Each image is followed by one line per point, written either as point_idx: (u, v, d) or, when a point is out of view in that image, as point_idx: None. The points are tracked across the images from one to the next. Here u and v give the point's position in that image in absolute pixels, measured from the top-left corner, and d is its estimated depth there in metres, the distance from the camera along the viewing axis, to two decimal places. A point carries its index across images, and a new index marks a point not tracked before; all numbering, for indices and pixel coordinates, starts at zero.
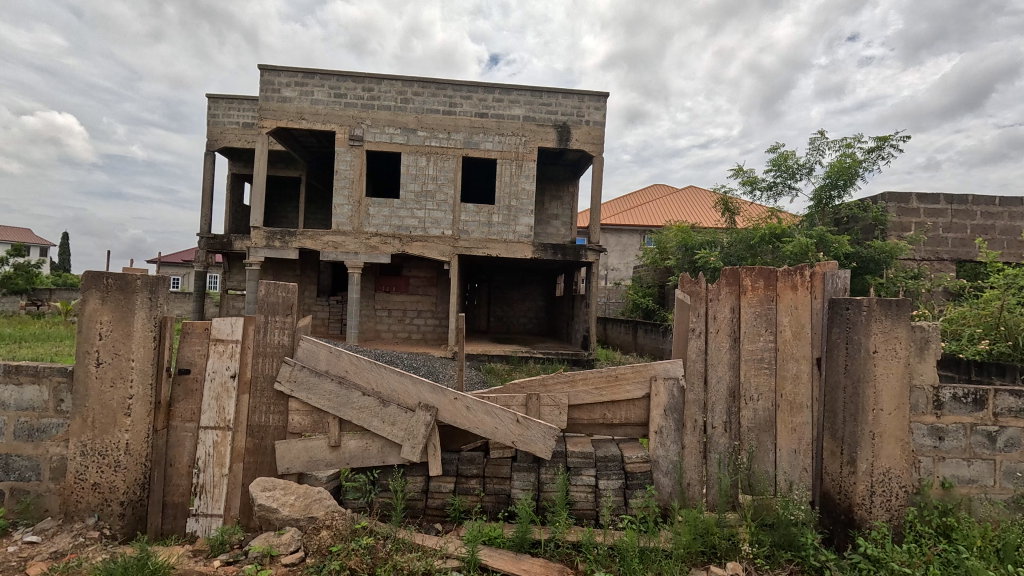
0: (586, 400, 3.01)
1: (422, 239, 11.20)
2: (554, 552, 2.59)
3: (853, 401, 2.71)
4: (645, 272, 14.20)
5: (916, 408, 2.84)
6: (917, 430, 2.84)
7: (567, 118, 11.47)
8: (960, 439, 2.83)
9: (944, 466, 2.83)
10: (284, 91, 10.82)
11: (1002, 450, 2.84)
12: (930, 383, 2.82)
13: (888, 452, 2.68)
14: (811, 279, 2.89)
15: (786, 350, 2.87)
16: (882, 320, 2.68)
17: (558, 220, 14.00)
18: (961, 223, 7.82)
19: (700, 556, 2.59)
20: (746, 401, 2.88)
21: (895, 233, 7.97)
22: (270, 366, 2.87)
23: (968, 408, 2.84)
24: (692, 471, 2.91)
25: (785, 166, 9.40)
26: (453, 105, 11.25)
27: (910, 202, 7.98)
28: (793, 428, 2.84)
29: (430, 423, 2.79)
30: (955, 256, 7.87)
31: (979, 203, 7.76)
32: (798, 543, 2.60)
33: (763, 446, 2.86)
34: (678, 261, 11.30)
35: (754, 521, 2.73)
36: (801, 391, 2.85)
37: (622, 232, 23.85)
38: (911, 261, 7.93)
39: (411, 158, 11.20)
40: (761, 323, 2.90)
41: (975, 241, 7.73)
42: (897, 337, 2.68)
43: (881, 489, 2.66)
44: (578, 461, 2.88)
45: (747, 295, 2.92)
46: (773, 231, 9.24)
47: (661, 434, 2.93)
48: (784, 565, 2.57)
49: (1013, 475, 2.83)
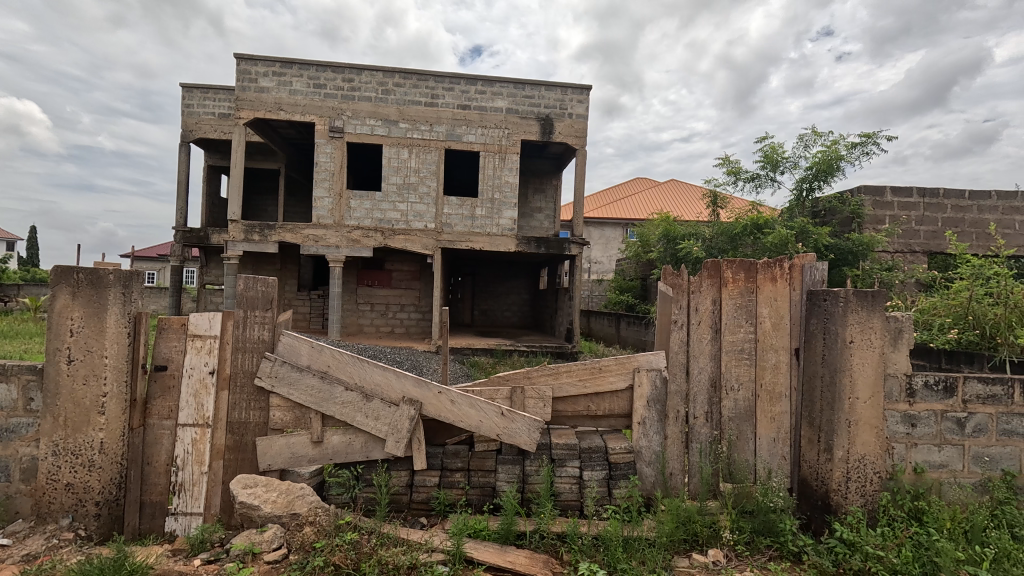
0: (570, 392, 3.03)
1: (405, 232, 11.10)
2: (538, 543, 2.61)
3: (830, 389, 2.78)
4: (628, 265, 14.34)
5: (890, 397, 2.89)
6: (891, 418, 2.90)
7: (550, 111, 11.44)
8: (931, 425, 2.90)
9: (916, 451, 2.89)
10: (262, 81, 10.57)
11: (971, 435, 2.91)
12: (903, 372, 2.88)
13: (864, 439, 2.76)
14: (790, 271, 2.95)
15: (766, 341, 2.93)
16: (859, 311, 2.74)
17: (541, 213, 14.01)
18: (932, 216, 8.03)
19: (683, 544, 2.64)
20: (727, 391, 2.93)
21: (871, 225, 8.10)
22: (250, 362, 2.82)
23: (939, 395, 2.91)
24: (674, 461, 2.95)
25: (771, 157, 9.51)
26: (435, 96, 11.12)
27: (885, 195, 8.12)
28: (772, 417, 2.91)
29: (414, 418, 2.78)
30: (926, 248, 8.07)
31: (949, 196, 7.97)
32: (777, 529, 2.68)
33: (744, 435, 2.92)
34: (661, 252, 11.37)
35: (735, 509, 2.79)
36: (780, 381, 2.92)
37: (606, 225, 23.99)
38: (886, 253, 8.05)
39: (393, 150, 11.06)
40: (741, 314, 2.95)
41: (944, 234, 7.96)
42: (872, 326, 2.76)
43: (856, 476, 2.74)
44: (562, 452, 2.89)
45: (728, 286, 2.96)
46: (755, 223, 9.36)
47: (644, 425, 2.96)
48: (764, 551, 2.64)
49: (981, 459, 2.91)
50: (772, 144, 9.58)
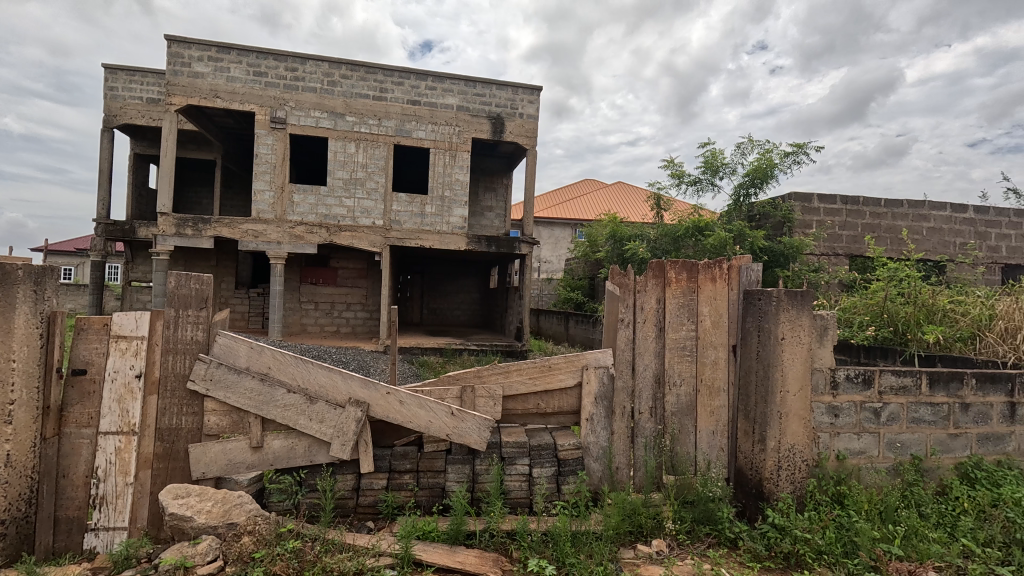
0: (520, 390, 3.05)
1: (351, 228, 10.78)
2: (488, 542, 2.61)
3: (764, 383, 2.95)
4: (577, 264, 14.59)
5: (816, 389, 3.09)
6: (818, 409, 3.09)
7: (501, 110, 11.45)
8: (852, 415, 3.12)
9: (839, 440, 3.10)
10: (196, 65, 9.95)
11: (885, 423, 3.15)
12: (827, 366, 3.08)
13: (793, 430, 2.94)
14: (728, 271, 3.11)
15: (706, 338, 3.07)
16: (789, 310, 2.92)
17: (492, 212, 14.01)
18: (853, 221, 8.67)
19: (629, 536, 2.73)
20: (670, 386, 3.05)
21: (800, 230, 8.63)
22: (182, 365, 2.65)
23: (858, 387, 3.13)
24: (621, 456, 3.03)
25: (711, 163, 9.95)
26: (383, 90, 10.87)
27: (813, 202, 8.67)
28: (711, 411, 3.05)
29: (361, 420, 2.70)
30: (848, 251, 8.69)
31: (868, 204, 8.63)
32: (716, 517, 2.82)
33: (685, 428, 3.04)
34: (608, 252, 11.65)
35: (677, 500, 2.90)
36: (719, 376, 3.07)
37: (556, 225, 24.32)
38: (813, 256, 8.60)
39: (339, 144, 10.71)
40: (683, 313, 3.07)
41: (863, 239, 8.62)
42: (801, 324, 2.95)
43: (786, 464, 2.92)
44: (512, 450, 2.90)
45: (671, 286, 3.07)
46: (697, 225, 9.75)
47: (592, 421, 3.02)
48: (703, 539, 2.77)
49: (894, 445, 3.15)
50: (712, 150, 10.03)
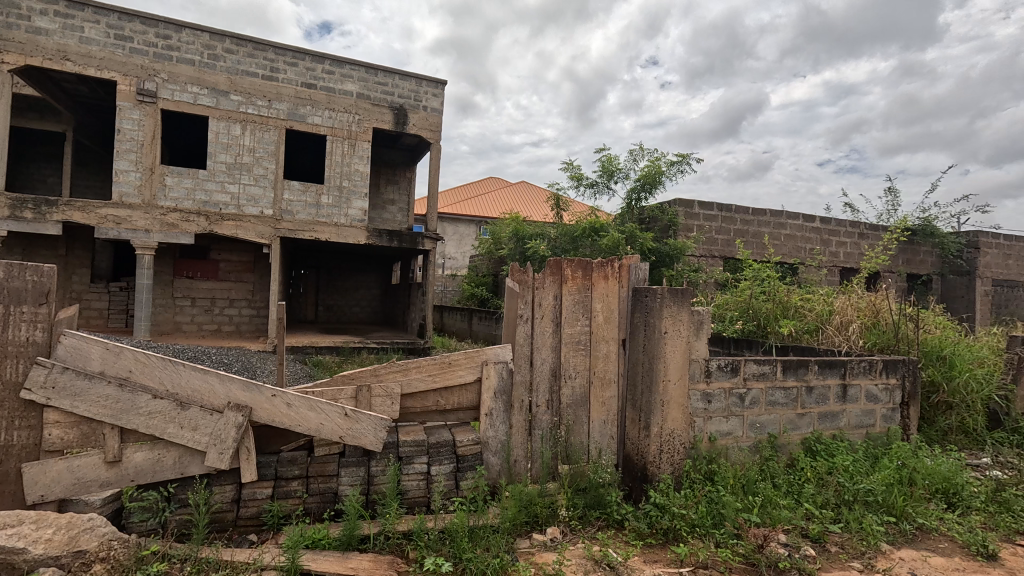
0: (419, 387, 2.99)
1: (236, 217, 9.88)
2: (383, 545, 2.54)
3: (648, 374, 3.18)
4: (481, 261, 14.67)
5: (693, 378, 3.38)
6: (694, 396, 3.39)
7: (404, 101, 11.16)
8: (722, 401, 3.46)
9: (711, 423, 3.43)
10: (38, 20, 8.50)
11: (749, 407, 3.53)
12: (702, 356, 3.40)
13: (673, 416, 3.21)
14: (619, 270, 3.31)
15: (598, 333, 3.24)
16: (671, 306, 3.19)
17: (394, 205, 13.62)
18: (726, 227, 9.65)
19: (525, 526, 2.81)
20: (566, 379, 3.17)
21: (683, 233, 9.42)
22: (15, 371, 2.26)
23: (727, 375, 3.48)
24: (518, 449, 3.10)
25: (607, 168, 10.51)
26: (275, 69, 10.08)
27: (694, 208, 9.50)
28: (603, 401, 3.23)
29: (242, 425, 2.48)
30: (722, 253, 9.66)
31: (738, 212, 9.66)
32: (605, 501, 2.99)
33: (579, 419, 3.18)
34: (511, 250, 11.84)
35: (570, 487, 3.04)
36: (609, 368, 3.26)
37: (460, 221, 24.24)
38: (694, 258, 9.42)
39: (222, 124, 9.76)
40: (579, 309, 3.21)
41: (734, 243, 9.63)
42: (681, 318, 3.23)
43: (667, 448, 3.18)
44: (409, 449, 2.84)
45: (568, 283, 3.20)
46: (593, 226, 10.22)
47: (491, 416, 3.05)
48: (593, 522, 2.93)
49: (755, 425, 3.55)
50: (608, 155, 10.59)
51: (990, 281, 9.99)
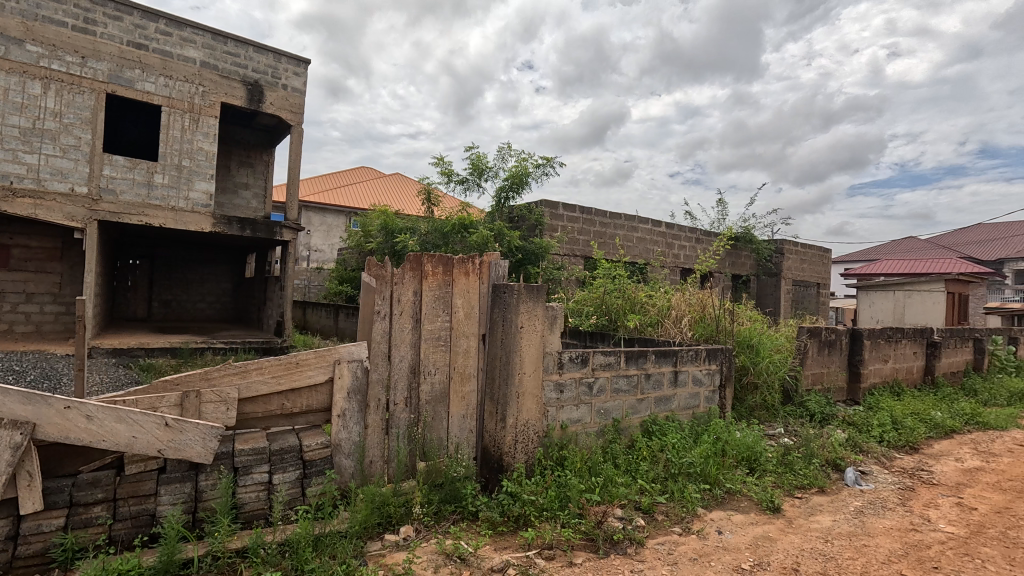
0: (261, 391, 2.74)
1: (35, 195, 8.17)
2: (210, 568, 2.29)
3: (506, 367, 3.29)
4: (349, 255, 13.96)
5: (547, 369, 3.56)
6: (548, 387, 3.57)
7: (259, 77, 10.16)
8: (573, 390, 3.70)
9: (563, 412, 3.65)
10: None
11: (596, 394, 3.83)
12: (556, 349, 3.60)
13: (527, 407, 3.37)
14: (480, 266, 3.37)
15: (458, 329, 3.26)
16: (527, 302, 3.34)
17: (247, 191, 12.35)
18: (587, 229, 10.36)
19: (377, 528, 2.74)
20: (425, 376, 3.14)
21: (548, 233, 9.89)
22: None
23: (578, 366, 3.73)
24: (374, 449, 3.00)
25: (477, 165, 10.65)
26: (91, 22, 8.52)
27: (558, 209, 10.03)
28: (462, 396, 3.27)
29: (22, 446, 2.08)
30: (582, 253, 10.36)
31: (597, 215, 10.45)
32: (461, 495, 3.04)
33: (438, 415, 3.18)
34: (379, 244, 11.44)
35: (427, 484, 3.03)
36: (469, 363, 3.30)
37: (328, 212, 22.80)
38: (557, 256, 9.98)
39: (15, 80, 8.04)
40: (438, 305, 3.20)
41: (593, 244, 10.38)
42: (536, 314, 3.40)
43: (521, 438, 3.34)
44: (247, 459, 2.59)
45: (428, 279, 3.17)
46: (463, 222, 10.22)
47: (344, 417, 2.90)
48: (448, 517, 2.95)
49: (601, 412, 3.86)
50: (478, 153, 10.74)
51: (790, 281, 12.07)
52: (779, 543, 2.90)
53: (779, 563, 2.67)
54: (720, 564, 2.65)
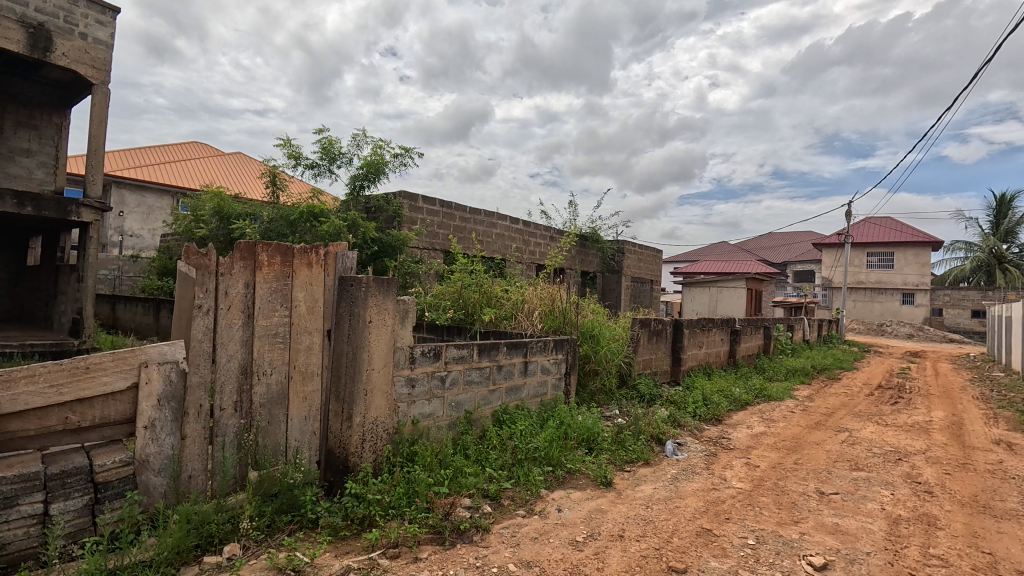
0: (33, 404, 2.24)
1: None
2: None
3: (353, 364, 3.13)
4: (174, 242, 12.12)
5: (398, 364, 3.46)
6: (399, 382, 3.47)
7: (46, 19, 8.27)
8: (425, 384, 3.65)
9: (414, 406, 3.59)
10: None
11: (448, 388, 3.84)
12: (408, 344, 3.51)
13: (376, 404, 3.25)
14: (325, 257, 3.15)
15: (299, 324, 3.01)
16: (377, 294, 3.21)
17: (29, 158, 10.00)
18: (446, 223, 10.36)
19: (194, 551, 2.41)
20: (259, 376, 2.84)
21: (407, 225, 9.61)
22: None
23: (430, 360, 3.69)
24: (194, 462, 2.63)
25: (329, 150, 9.98)
26: None
27: (417, 202, 9.84)
28: (303, 396, 3.02)
29: None
30: (442, 247, 10.32)
31: (457, 210, 10.52)
32: (299, 503, 2.82)
33: (274, 418, 2.91)
34: (212, 231, 10.02)
35: (259, 495, 2.75)
36: (312, 361, 3.07)
37: (148, 191, 19.54)
38: (416, 250, 9.82)
39: None
40: (276, 298, 2.92)
41: (452, 238, 10.41)
42: (387, 308, 3.28)
43: (370, 436, 3.21)
44: (9, 488, 2.11)
45: (262, 270, 2.86)
46: (312, 211, 9.08)
47: (153, 428, 2.50)
48: (284, 528, 2.72)
49: (452, 404, 3.87)
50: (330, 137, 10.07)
51: (630, 278, 13.45)
52: (609, 514, 3.20)
53: (607, 532, 2.96)
54: (557, 540, 2.84)
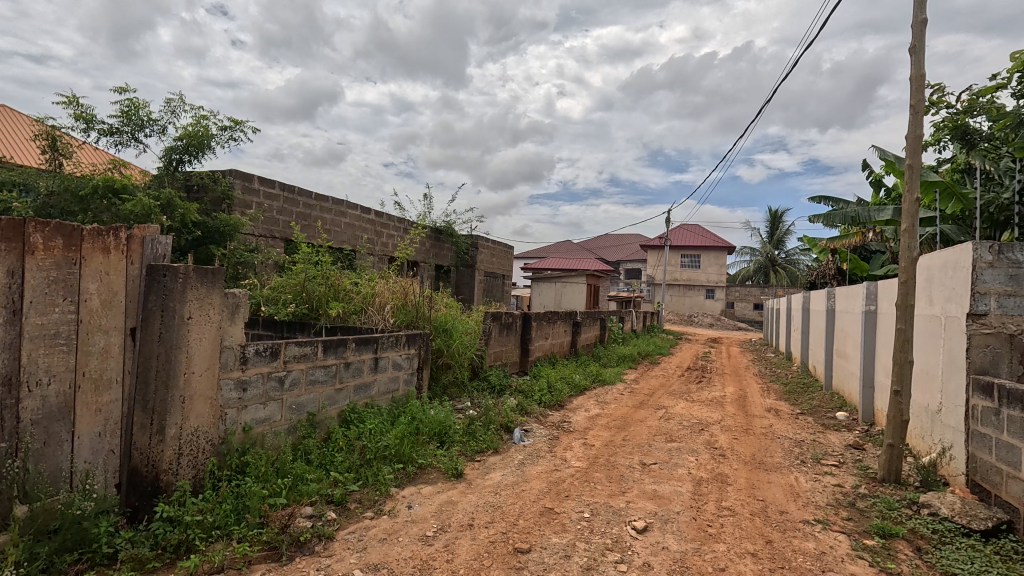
0: None
1: None
2: None
3: (165, 368, 2.68)
4: None
5: (225, 366, 3.04)
6: (226, 386, 3.06)
7: None
8: (259, 387, 3.28)
9: (246, 412, 3.19)
10: None
11: (288, 389, 3.50)
12: (238, 342, 3.12)
13: (197, 412, 2.84)
14: (127, 242, 2.64)
15: (91, 322, 2.49)
16: (198, 287, 2.80)
17: None
18: (288, 208, 9.39)
19: None
20: (30, 387, 2.27)
21: (239, 208, 8.43)
22: None
23: (266, 359, 3.32)
24: None
25: None
26: None
27: (252, 182, 8.67)
28: (97, 409, 2.51)
29: None
30: (282, 235, 9.34)
31: (301, 195, 9.63)
32: (91, 537, 2.33)
33: (54, 438, 2.35)
34: None
35: (29, 535, 2.20)
36: (109, 366, 2.56)
37: None
38: (250, 236, 8.64)
39: None
40: (56, 290, 2.37)
41: (295, 226, 9.49)
42: (210, 302, 2.88)
43: (188, 450, 2.78)
44: None
45: (34, 255, 2.29)
46: (111, 185, 6.71)
47: None
48: (67, 570, 2.22)
49: (292, 407, 3.54)
50: None
51: (482, 272, 13.77)
52: (459, 504, 3.25)
53: (457, 522, 3.00)
54: (407, 537, 2.79)
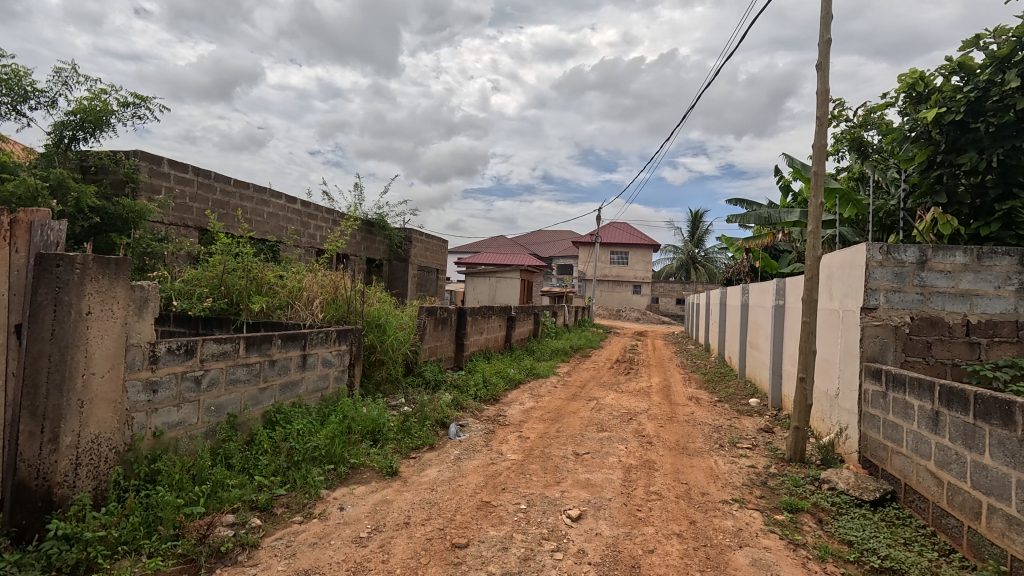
0: None
1: None
2: None
3: (59, 369, 2.39)
4: None
5: (131, 367, 2.77)
6: (132, 388, 2.78)
7: None
8: (172, 388, 3.01)
9: (156, 416, 2.92)
10: None
11: (205, 390, 3.25)
12: (147, 340, 2.84)
13: (98, 417, 2.56)
14: (9, 229, 2.34)
15: None
16: (98, 280, 2.53)
17: None
18: (203, 195, 8.69)
19: None
20: None
21: (145, 193, 7.72)
22: None
23: (179, 358, 3.06)
24: None
25: None
26: None
27: (161, 165, 7.99)
28: None
29: None
30: (197, 224, 8.64)
31: (218, 180, 8.96)
32: None
33: None
34: None
35: None
36: None
37: None
38: (159, 225, 7.94)
39: None
40: None
41: (211, 214, 8.81)
42: (114, 296, 2.61)
43: (87, 459, 2.51)
44: None
45: None
46: None
47: None
48: None
49: (210, 409, 3.29)
50: None
51: (416, 266, 13.51)
52: (394, 503, 3.18)
53: (392, 521, 2.93)
54: (339, 540, 2.68)
